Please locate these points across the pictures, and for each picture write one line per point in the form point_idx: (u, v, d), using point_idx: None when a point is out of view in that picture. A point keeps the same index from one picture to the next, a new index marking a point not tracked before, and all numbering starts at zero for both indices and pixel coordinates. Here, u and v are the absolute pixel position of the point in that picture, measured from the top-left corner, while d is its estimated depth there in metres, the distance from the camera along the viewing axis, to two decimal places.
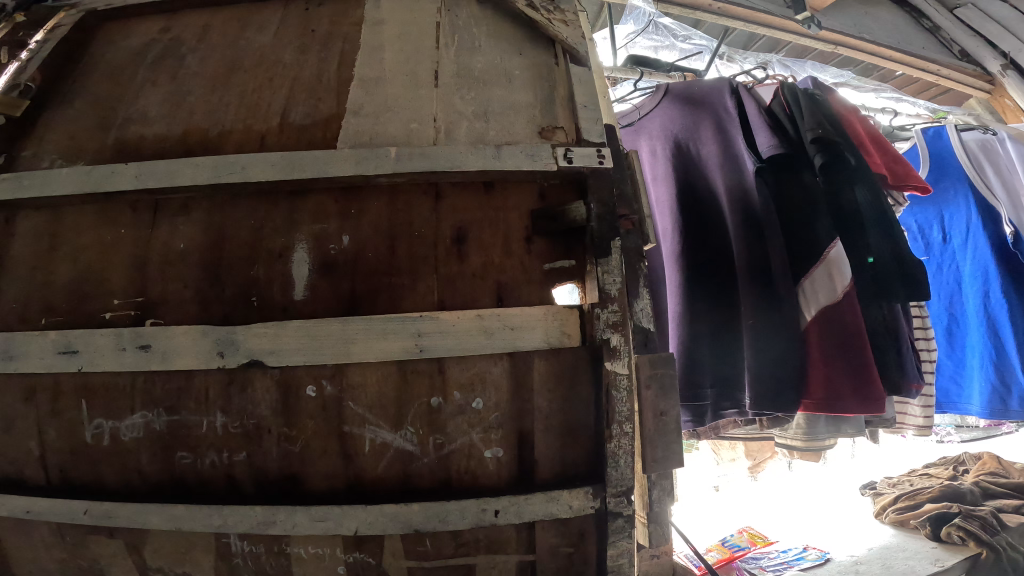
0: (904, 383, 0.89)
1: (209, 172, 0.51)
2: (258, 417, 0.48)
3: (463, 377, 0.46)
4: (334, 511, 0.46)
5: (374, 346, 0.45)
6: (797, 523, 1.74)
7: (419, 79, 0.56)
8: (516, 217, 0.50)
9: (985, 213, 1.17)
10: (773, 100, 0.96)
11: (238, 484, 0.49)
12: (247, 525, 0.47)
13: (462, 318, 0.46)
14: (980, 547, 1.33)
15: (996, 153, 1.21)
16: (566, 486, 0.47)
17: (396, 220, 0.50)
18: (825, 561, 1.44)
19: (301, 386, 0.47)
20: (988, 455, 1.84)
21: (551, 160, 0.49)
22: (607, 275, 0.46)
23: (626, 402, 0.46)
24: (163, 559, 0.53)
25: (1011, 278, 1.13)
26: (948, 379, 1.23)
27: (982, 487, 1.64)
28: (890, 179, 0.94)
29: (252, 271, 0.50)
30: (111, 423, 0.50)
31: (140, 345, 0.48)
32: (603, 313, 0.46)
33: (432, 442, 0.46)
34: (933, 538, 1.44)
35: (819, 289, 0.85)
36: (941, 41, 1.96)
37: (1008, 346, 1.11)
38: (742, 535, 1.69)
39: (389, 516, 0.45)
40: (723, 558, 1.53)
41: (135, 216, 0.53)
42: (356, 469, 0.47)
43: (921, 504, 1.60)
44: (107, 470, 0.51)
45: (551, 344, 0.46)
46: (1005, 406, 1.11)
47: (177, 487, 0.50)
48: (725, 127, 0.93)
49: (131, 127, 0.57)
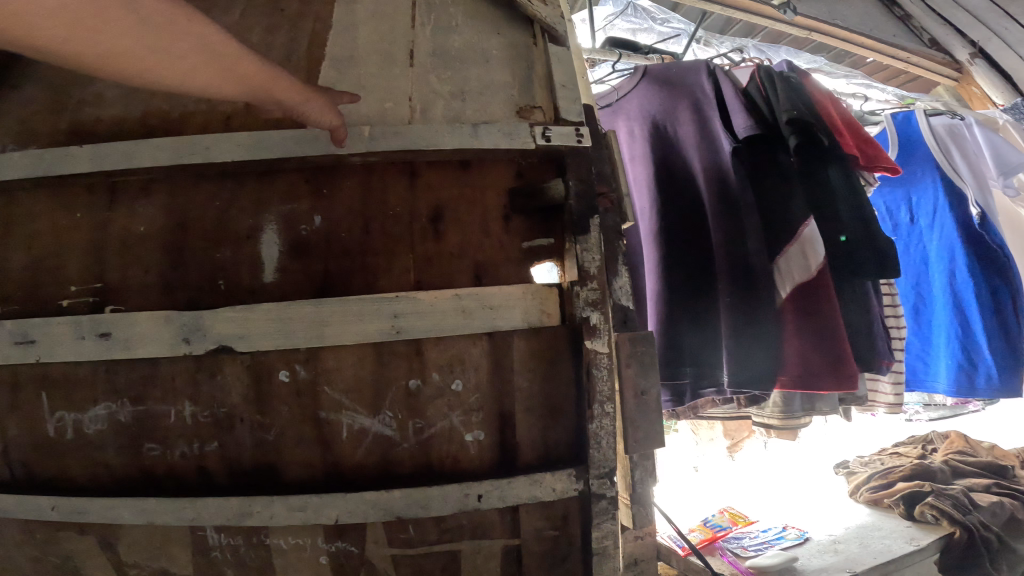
0: (875, 360, 0.91)
1: (169, 153, 0.48)
2: (229, 404, 0.46)
3: (442, 359, 0.45)
4: (312, 500, 0.45)
5: (349, 328, 0.44)
6: (777, 501, 1.76)
7: (393, 58, 0.54)
8: (494, 195, 0.49)
9: (952, 193, 1.19)
10: (749, 81, 0.95)
11: (210, 475, 0.48)
12: (222, 517, 0.46)
13: (440, 298, 0.45)
14: (953, 526, 1.39)
15: (962, 138, 1.25)
16: (549, 469, 0.46)
17: (370, 200, 0.48)
18: (805, 540, 1.48)
19: (273, 372, 0.46)
20: (957, 435, 1.92)
21: (530, 139, 0.48)
22: (585, 252, 0.46)
23: (607, 381, 0.46)
24: (137, 554, 0.52)
25: (977, 257, 1.16)
26: (916, 358, 1.27)
27: (952, 466, 1.70)
28: (862, 161, 0.92)
29: (218, 254, 0.48)
30: (74, 415, 0.48)
31: (100, 333, 0.46)
32: (582, 291, 0.46)
33: (412, 427, 0.46)
34: (906, 517, 1.50)
35: (794, 266, 0.86)
36: (911, 29, 2.01)
37: (973, 325, 1.15)
38: (723, 514, 1.65)
39: (370, 503, 0.44)
40: (705, 538, 1.48)
41: (92, 199, 0.51)
42: (334, 456, 0.46)
43: (894, 483, 1.67)
44: (72, 464, 0.49)
45: (531, 324, 0.46)
46: (971, 383, 1.15)
47: (147, 480, 0.49)
48: (702, 109, 0.94)
49: (83, 108, 0.54)
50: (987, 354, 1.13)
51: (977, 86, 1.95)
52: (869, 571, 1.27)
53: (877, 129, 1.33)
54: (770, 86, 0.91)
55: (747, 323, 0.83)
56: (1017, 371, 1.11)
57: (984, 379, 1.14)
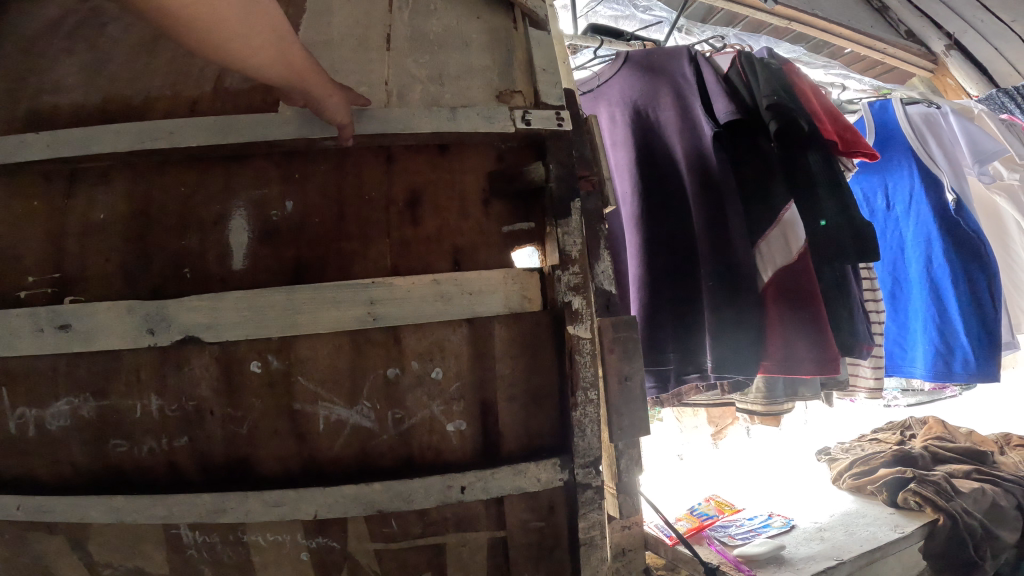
0: (857, 345, 0.91)
1: (130, 137, 0.47)
2: (198, 397, 0.45)
3: (420, 347, 0.44)
4: (289, 495, 0.44)
5: (324, 316, 0.43)
6: (763, 489, 1.76)
7: (369, 41, 0.53)
8: (473, 179, 0.48)
9: (928, 180, 1.20)
10: (730, 69, 0.95)
11: (182, 470, 0.46)
12: (195, 514, 0.44)
13: (417, 284, 0.44)
14: (937, 514, 1.41)
15: (938, 127, 1.27)
16: (533, 459, 0.46)
17: (344, 185, 0.47)
18: (791, 527, 1.47)
19: (245, 362, 0.44)
20: (934, 421, 1.99)
21: (508, 122, 0.47)
22: (567, 236, 0.45)
23: (591, 367, 0.45)
24: (110, 554, 0.50)
25: (953, 243, 1.17)
26: (895, 343, 1.28)
27: (932, 453, 1.75)
28: (839, 146, 0.91)
29: (183, 241, 0.46)
30: (36, 411, 0.47)
31: (59, 325, 0.44)
32: (564, 275, 0.45)
33: (390, 417, 0.44)
34: (890, 503, 1.52)
35: (776, 251, 0.87)
36: (890, 21, 2.00)
37: (950, 310, 1.17)
38: (708, 502, 1.62)
39: (349, 497, 0.43)
40: (692, 527, 1.44)
41: (50, 187, 0.49)
42: (311, 448, 0.45)
43: (875, 469, 1.70)
44: (36, 462, 0.47)
45: (511, 309, 0.45)
46: (948, 368, 1.16)
47: (115, 477, 0.47)
48: (684, 94, 0.93)
49: (40, 94, 0.52)
50: (964, 338, 1.14)
51: (952, 77, 2.06)
52: (857, 559, 1.26)
53: (855, 117, 1.34)
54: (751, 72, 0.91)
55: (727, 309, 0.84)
56: (994, 355, 1.12)
57: (960, 364, 1.15)
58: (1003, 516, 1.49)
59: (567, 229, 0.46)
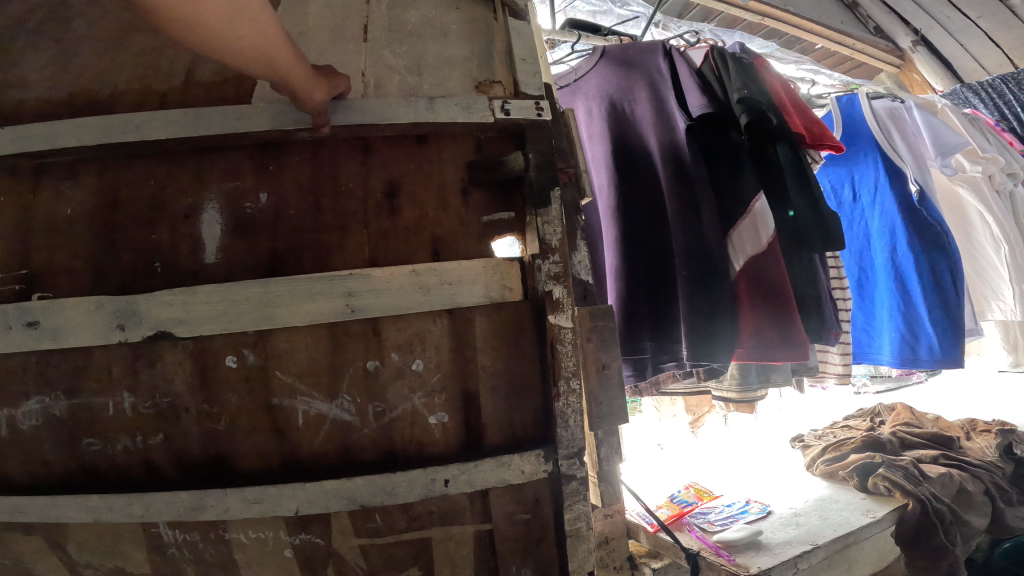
0: (824, 331, 0.93)
1: (96, 130, 0.46)
2: (173, 394, 0.44)
3: (401, 338, 0.44)
4: (269, 492, 0.43)
5: (301, 309, 0.43)
6: (739, 476, 1.78)
7: (346, 31, 0.52)
8: (452, 169, 0.48)
9: (892, 172, 1.23)
10: (704, 62, 0.95)
11: (158, 469, 0.45)
12: (174, 512, 0.44)
13: (396, 275, 0.43)
14: (906, 498, 1.43)
15: (903, 121, 1.30)
16: (517, 451, 0.46)
17: (320, 176, 0.46)
18: (767, 514, 1.47)
19: (220, 357, 0.44)
20: (902, 408, 2.04)
21: (487, 113, 0.47)
22: (547, 225, 0.45)
23: (571, 356, 0.45)
24: (89, 555, 0.49)
25: (917, 232, 1.19)
26: (862, 331, 1.28)
27: (900, 438, 1.79)
28: (808, 139, 0.93)
29: (154, 235, 0.45)
30: (6, 411, 0.45)
31: (27, 322, 0.43)
32: (544, 264, 0.45)
33: (371, 411, 0.44)
34: (861, 489, 1.54)
35: (745, 239, 0.88)
36: (858, 17, 1.97)
37: (915, 297, 1.18)
38: (688, 490, 1.60)
39: (332, 493, 0.43)
40: (673, 514, 1.41)
41: (14, 181, 0.47)
42: (290, 444, 0.44)
43: (847, 454, 1.73)
44: (9, 463, 0.46)
45: (492, 299, 0.45)
46: (915, 354, 1.17)
47: (90, 477, 0.46)
48: (659, 90, 0.94)
49: (4, 87, 0.50)
50: (928, 325, 1.16)
51: (918, 73, 2.07)
52: (832, 543, 1.28)
53: (825, 110, 1.38)
54: (723, 66, 0.92)
55: (704, 298, 0.83)
56: (958, 342, 1.13)
57: (926, 351, 1.16)
58: (972, 500, 1.51)
59: (546, 220, 0.45)
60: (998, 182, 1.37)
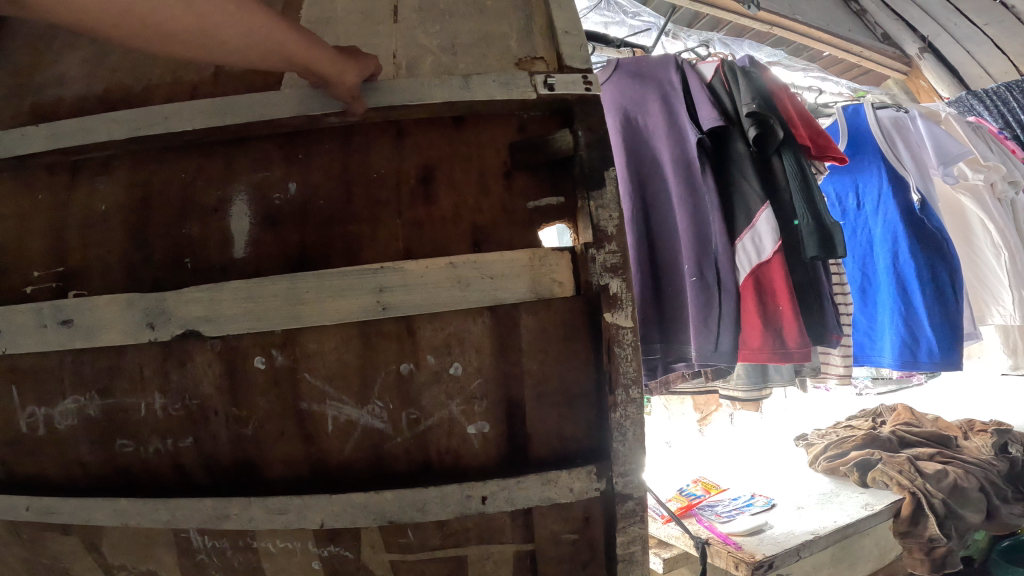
0: (827, 335, 0.91)
1: (128, 126, 0.45)
2: (202, 395, 0.43)
3: (436, 339, 0.42)
4: (294, 502, 0.41)
5: (329, 306, 0.41)
6: (747, 472, 1.76)
7: (375, 15, 0.50)
8: (493, 152, 0.45)
9: (894, 180, 1.18)
10: (715, 75, 0.92)
11: (188, 473, 0.44)
12: (199, 519, 0.42)
13: (432, 268, 0.41)
14: (903, 492, 1.48)
15: (908, 129, 1.22)
16: (564, 466, 0.42)
17: (352, 165, 0.44)
18: (772, 506, 1.45)
19: (248, 357, 0.42)
20: (903, 409, 2.13)
21: (529, 89, 0.44)
22: (601, 210, 0.42)
23: (631, 362, 0.41)
24: (124, 556, 0.48)
25: (918, 240, 1.15)
26: (862, 334, 1.22)
27: (900, 437, 1.88)
28: (812, 150, 0.94)
29: (185, 231, 0.44)
30: (45, 410, 0.45)
31: (61, 320, 0.42)
32: (600, 253, 0.41)
33: (405, 418, 0.42)
34: (860, 483, 1.59)
35: (750, 246, 0.87)
36: (866, 24, 1.99)
37: (916, 304, 1.13)
38: (696, 484, 1.63)
39: (359, 506, 0.40)
40: (681, 506, 1.45)
41: (52, 180, 0.47)
42: (320, 451, 0.42)
43: (848, 452, 1.74)
44: (46, 462, 0.46)
45: (540, 295, 0.41)
46: (914, 358, 1.12)
47: (123, 478, 0.45)
48: (671, 101, 0.90)
49: (44, 89, 0.50)
50: (928, 328, 1.11)
51: (925, 80, 2.06)
52: (832, 534, 1.27)
53: (829, 121, 1.28)
54: (732, 79, 0.90)
55: (715, 311, 0.81)
56: (957, 345, 1.10)
57: (926, 353, 1.11)
58: (965, 496, 1.59)
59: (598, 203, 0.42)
60: (999, 190, 1.33)
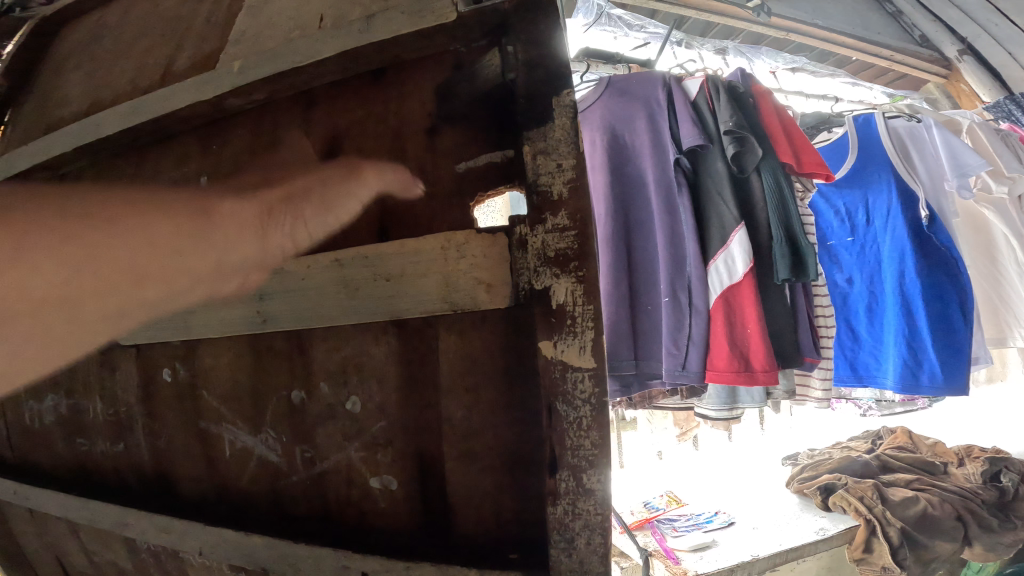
0: (799, 356, 1.09)
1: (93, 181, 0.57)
2: (128, 405, 0.52)
3: (331, 368, 0.44)
4: (175, 526, 0.47)
5: (216, 315, 0.46)
6: (710, 493, 2.11)
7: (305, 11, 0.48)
8: (416, 117, 0.43)
9: (904, 196, 1.17)
10: (700, 89, 1.08)
11: (129, 474, 0.53)
12: (110, 521, 0.50)
13: (318, 267, 0.42)
14: (859, 518, 1.69)
15: (923, 139, 1.23)
16: (477, 560, 0.38)
17: (265, 173, 0.48)
18: (728, 523, 1.76)
19: (159, 370, 0.50)
20: (901, 432, 2.34)
21: (448, 7, 0.38)
22: (549, 155, 0.34)
23: (587, 434, 0.33)
24: (91, 538, 0.59)
25: (925, 258, 1.14)
26: (867, 353, 1.20)
27: (884, 463, 2.08)
28: (797, 164, 1.08)
29: None
30: (55, 401, 0.57)
31: None
32: (540, 233, 0.34)
33: (301, 456, 0.45)
34: (822, 508, 1.85)
35: (724, 267, 1.04)
36: (903, 24, 2.10)
37: (921, 325, 1.12)
38: (662, 498, 2.04)
39: (226, 541, 0.45)
40: (642, 520, 1.82)
41: None
42: (221, 474, 0.48)
43: (821, 475, 2.04)
44: (42, 454, 0.58)
45: (459, 307, 0.38)
46: (916, 379, 1.12)
47: (89, 469, 0.55)
48: (654, 121, 1.07)
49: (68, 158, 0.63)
50: (932, 352, 1.11)
51: (966, 84, 2.14)
52: (771, 555, 1.53)
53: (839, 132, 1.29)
54: (716, 97, 1.05)
55: (684, 325, 1.03)
56: (959, 370, 1.10)
57: (928, 377, 1.11)
58: (934, 525, 1.69)
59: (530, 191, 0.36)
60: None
